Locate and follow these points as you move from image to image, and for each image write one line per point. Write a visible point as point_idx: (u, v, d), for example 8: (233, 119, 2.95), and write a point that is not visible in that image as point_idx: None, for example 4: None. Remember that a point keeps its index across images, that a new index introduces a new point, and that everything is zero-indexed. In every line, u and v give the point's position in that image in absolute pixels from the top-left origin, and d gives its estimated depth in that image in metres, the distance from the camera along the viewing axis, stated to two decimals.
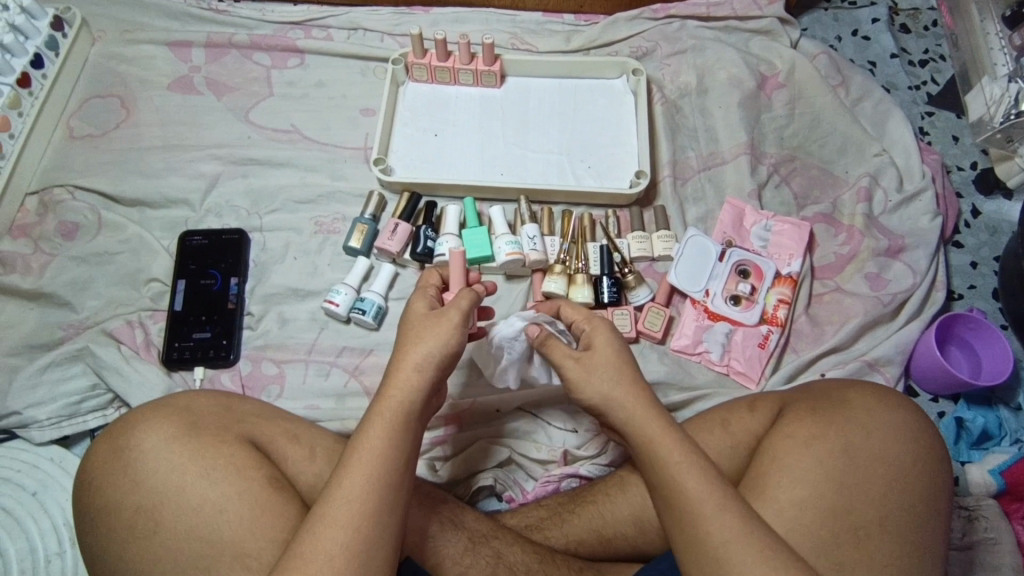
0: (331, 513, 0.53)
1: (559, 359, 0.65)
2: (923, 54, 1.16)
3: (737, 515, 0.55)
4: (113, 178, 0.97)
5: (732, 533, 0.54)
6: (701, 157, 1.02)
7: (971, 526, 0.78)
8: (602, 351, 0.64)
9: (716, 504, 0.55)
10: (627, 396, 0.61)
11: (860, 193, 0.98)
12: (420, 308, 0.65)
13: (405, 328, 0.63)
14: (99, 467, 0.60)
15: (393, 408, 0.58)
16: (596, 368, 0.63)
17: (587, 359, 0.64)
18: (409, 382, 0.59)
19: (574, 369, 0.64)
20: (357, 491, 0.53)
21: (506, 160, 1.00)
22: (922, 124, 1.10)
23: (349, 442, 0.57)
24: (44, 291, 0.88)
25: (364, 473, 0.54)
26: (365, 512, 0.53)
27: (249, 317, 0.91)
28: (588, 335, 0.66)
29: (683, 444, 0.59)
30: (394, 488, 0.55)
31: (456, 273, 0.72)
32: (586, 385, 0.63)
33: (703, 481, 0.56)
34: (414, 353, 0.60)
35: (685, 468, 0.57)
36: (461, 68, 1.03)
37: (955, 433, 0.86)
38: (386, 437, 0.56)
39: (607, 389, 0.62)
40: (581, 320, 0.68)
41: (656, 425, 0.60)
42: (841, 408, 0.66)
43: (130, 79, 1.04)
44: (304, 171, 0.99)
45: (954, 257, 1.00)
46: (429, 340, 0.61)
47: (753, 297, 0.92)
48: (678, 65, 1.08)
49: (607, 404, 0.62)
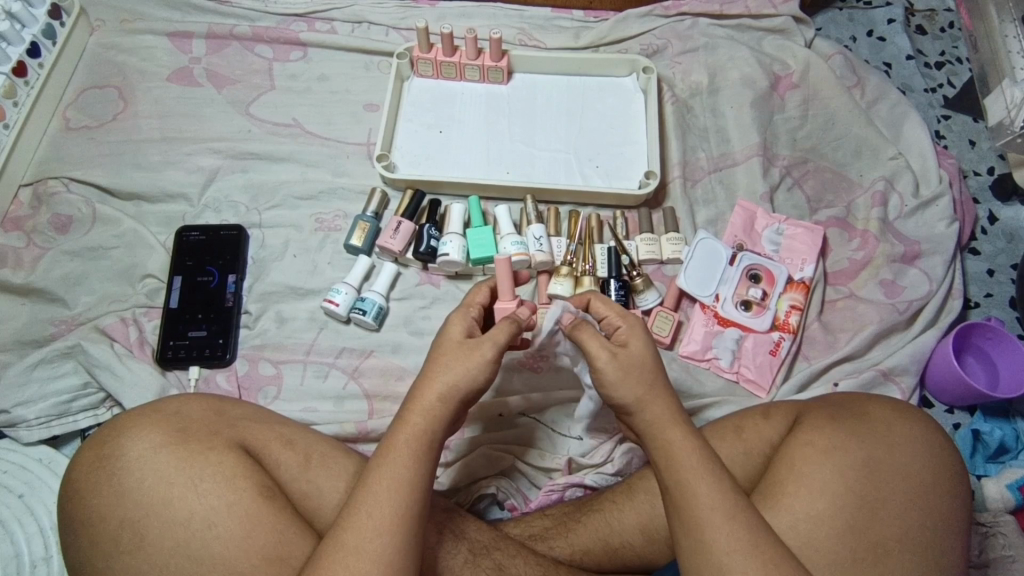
0: (342, 541, 0.52)
1: (595, 353, 0.61)
2: (939, 56, 1.13)
3: (746, 527, 0.53)
4: (110, 171, 0.94)
5: (740, 544, 0.53)
6: (712, 158, 1.00)
7: (989, 543, 0.75)
8: (639, 351, 0.61)
9: (726, 515, 0.54)
10: (655, 402, 0.59)
11: (875, 197, 0.95)
12: (456, 331, 0.61)
13: (436, 352, 0.60)
14: (83, 477, 0.57)
15: (413, 434, 0.56)
16: (634, 371, 0.60)
17: (623, 357, 0.61)
18: (432, 406, 0.58)
19: (610, 369, 0.60)
20: (369, 518, 0.52)
21: (512, 158, 0.98)
22: (939, 127, 1.07)
23: (373, 459, 0.56)
24: (36, 286, 0.86)
25: (378, 503, 0.53)
26: (373, 536, 0.52)
27: (247, 316, 0.88)
28: (623, 334, 0.63)
29: (700, 449, 0.57)
30: (413, 506, 0.54)
31: (504, 282, 0.69)
32: (620, 385, 0.60)
33: (718, 488, 0.55)
34: (437, 382, 0.58)
35: (700, 473, 0.55)
36: (467, 63, 1.00)
37: (971, 446, 0.84)
38: (408, 462, 0.55)
39: (641, 390, 0.59)
40: (616, 317, 0.64)
41: (674, 430, 0.58)
42: (861, 418, 0.64)
43: (128, 70, 1.02)
44: (305, 167, 0.97)
45: (970, 264, 0.97)
46: (456, 371, 0.58)
47: (765, 303, 0.89)
48: (689, 63, 1.06)
49: (637, 406, 0.59)
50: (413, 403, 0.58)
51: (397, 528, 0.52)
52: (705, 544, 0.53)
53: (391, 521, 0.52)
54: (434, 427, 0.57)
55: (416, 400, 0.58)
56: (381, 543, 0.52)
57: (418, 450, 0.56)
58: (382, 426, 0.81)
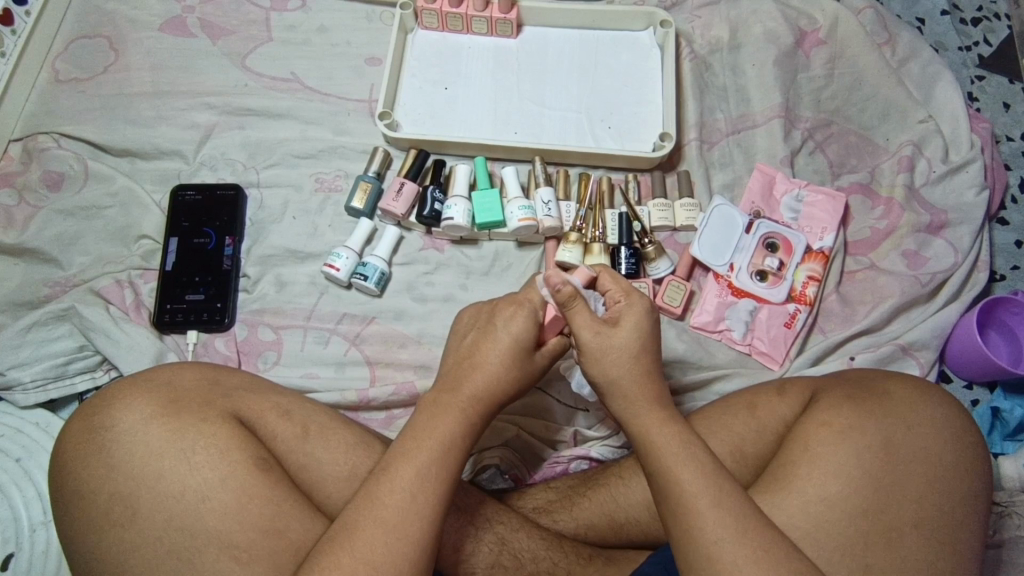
0: (358, 517, 0.51)
1: (578, 326, 0.59)
2: (976, 11, 1.06)
3: (733, 511, 0.51)
4: (102, 127, 0.91)
5: (728, 530, 0.50)
6: (730, 120, 0.95)
7: (1004, 523, 0.73)
8: (626, 334, 0.59)
9: (712, 501, 0.51)
10: (636, 383, 0.59)
11: (902, 162, 0.91)
12: (522, 331, 0.60)
13: (483, 343, 0.61)
14: (72, 449, 0.56)
15: (433, 426, 0.55)
16: (610, 353, 0.59)
17: (605, 337, 0.59)
18: (479, 392, 0.58)
19: (589, 345, 0.59)
20: (388, 494, 0.51)
21: (520, 117, 0.93)
22: (972, 88, 1.01)
23: (393, 447, 0.55)
24: (29, 246, 0.83)
25: (402, 479, 0.52)
26: (387, 510, 0.51)
27: (245, 280, 0.85)
28: (619, 311, 0.61)
29: (682, 435, 0.56)
30: (416, 488, 0.52)
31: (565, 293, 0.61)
32: (595, 364, 0.59)
33: (701, 473, 0.53)
34: (472, 383, 0.59)
35: (683, 457, 0.54)
36: (475, 15, 0.95)
37: (990, 424, 0.82)
38: (425, 444, 0.54)
39: (615, 373, 0.59)
40: (620, 293, 0.62)
41: (651, 413, 0.57)
42: (882, 399, 0.61)
43: (119, 19, 0.97)
44: (304, 124, 0.93)
45: (998, 235, 0.93)
46: (505, 365, 0.59)
47: (781, 273, 0.86)
48: (710, 17, 0.99)
49: (610, 386, 0.59)
50: (462, 388, 0.58)
51: (426, 505, 0.52)
52: (694, 531, 0.51)
53: (397, 498, 0.51)
54: (472, 415, 0.57)
55: (461, 387, 0.59)
56: (379, 525, 0.50)
57: (456, 432, 0.56)
58: (383, 394, 0.79)
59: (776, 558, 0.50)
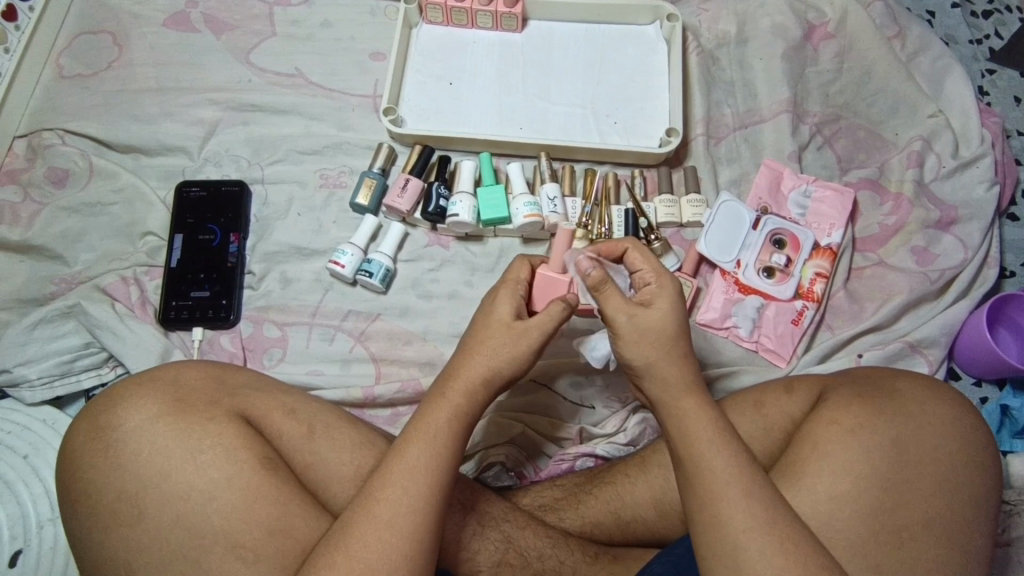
0: (366, 513, 0.51)
1: (611, 309, 0.59)
2: (988, 4, 1.05)
3: (760, 500, 0.51)
4: (106, 123, 0.90)
5: (756, 520, 0.50)
6: (737, 115, 0.94)
7: (1013, 521, 0.72)
8: (661, 314, 0.58)
9: (741, 490, 0.51)
10: (675, 367, 0.57)
11: (911, 157, 0.90)
12: (505, 311, 0.60)
13: (475, 329, 0.60)
14: (79, 447, 0.56)
15: (438, 422, 0.55)
16: (650, 335, 0.57)
17: (641, 320, 0.57)
18: (470, 379, 0.57)
19: (626, 327, 0.58)
20: (394, 492, 0.51)
21: (525, 112, 0.93)
22: (983, 83, 1.00)
23: (393, 446, 0.54)
24: (34, 243, 0.83)
25: (402, 476, 0.52)
26: (394, 508, 0.51)
27: (251, 276, 0.85)
28: (651, 293, 0.59)
29: (714, 420, 0.55)
30: (422, 487, 0.52)
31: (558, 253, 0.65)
32: (634, 347, 0.57)
33: (731, 461, 0.52)
34: (470, 371, 0.58)
35: (714, 445, 0.53)
36: (479, 9, 0.94)
37: (998, 421, 0.81)
38: (430, 442, 0.54)
39: (650, 355, 0.57)
40: (651, 272, 0.61)
41: (689, 398, 0.56)
42: (892, 398, 0.61)
43: (122, 15, 0.96)
44: (308, 120, 0.93)
45: (1008, 231, 0.92)
46: (502, 355, 0.58)
47: (789, 270, 0.85)
48: (717, 10, 0.98)
49: (650, 369, 0.57)
50: (457, 378, 0.57)
51: (423, 502, 0.51)
52: (716, 521, 0.51)
53: (405, 497, 0.51)
54: (469, 408, 0.57)
55: (457, 378, 0.57)
56: (387, 524, 0.50)
57: (450, 425, 0.55)
58: (389, 391, 0.79)
59: (799, 551, 0.50)
